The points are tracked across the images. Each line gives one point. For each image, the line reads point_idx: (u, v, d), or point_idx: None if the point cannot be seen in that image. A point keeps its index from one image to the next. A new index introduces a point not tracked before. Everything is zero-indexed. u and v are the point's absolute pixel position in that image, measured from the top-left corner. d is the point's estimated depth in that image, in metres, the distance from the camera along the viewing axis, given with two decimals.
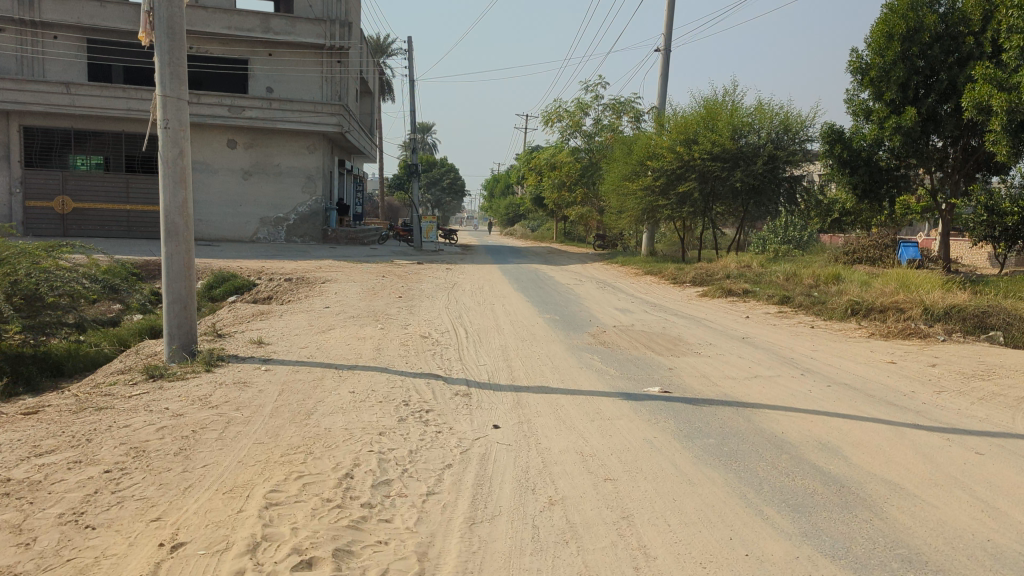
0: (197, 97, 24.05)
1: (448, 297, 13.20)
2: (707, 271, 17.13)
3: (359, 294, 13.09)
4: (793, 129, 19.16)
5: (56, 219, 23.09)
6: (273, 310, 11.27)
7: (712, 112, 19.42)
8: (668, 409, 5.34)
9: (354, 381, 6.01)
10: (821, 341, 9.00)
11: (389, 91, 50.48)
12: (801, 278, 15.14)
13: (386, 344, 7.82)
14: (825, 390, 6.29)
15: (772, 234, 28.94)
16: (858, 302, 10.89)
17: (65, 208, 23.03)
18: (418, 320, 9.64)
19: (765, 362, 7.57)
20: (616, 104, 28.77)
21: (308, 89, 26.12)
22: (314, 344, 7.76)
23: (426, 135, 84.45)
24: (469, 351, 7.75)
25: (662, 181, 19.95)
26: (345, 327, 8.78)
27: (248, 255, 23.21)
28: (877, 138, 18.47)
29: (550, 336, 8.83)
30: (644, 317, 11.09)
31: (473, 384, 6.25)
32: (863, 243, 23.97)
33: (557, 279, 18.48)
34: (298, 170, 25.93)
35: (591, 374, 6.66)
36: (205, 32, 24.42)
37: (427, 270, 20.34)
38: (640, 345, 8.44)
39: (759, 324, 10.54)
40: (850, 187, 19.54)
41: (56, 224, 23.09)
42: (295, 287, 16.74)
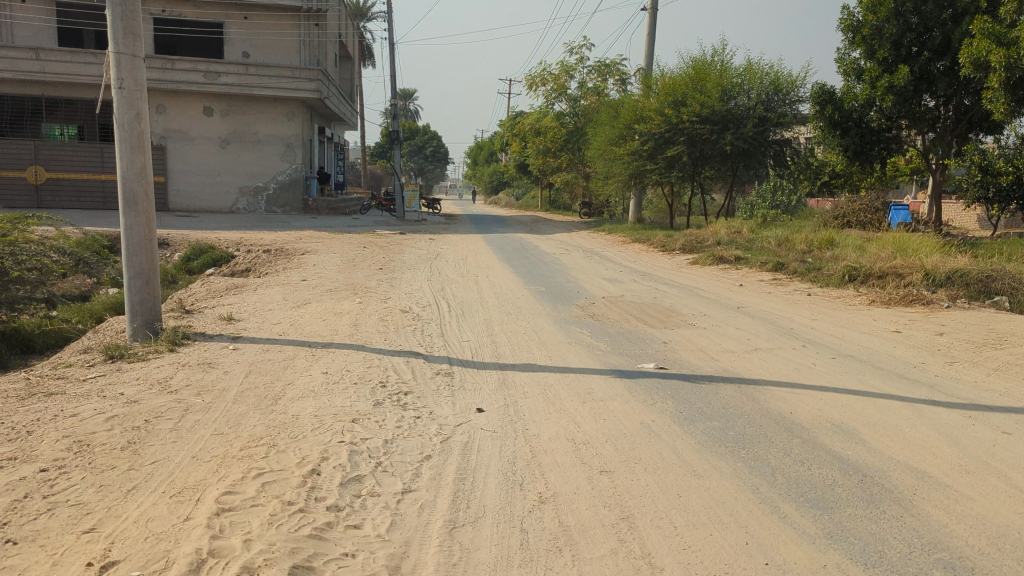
0: (171, 63, 23.26)
1: (430, 268, 12.76)
2: (697, 238, 16.75)
3: (337, 266, 12.61)
4: (783, 90, 18.75)
5: (30, 190, 22.33)
6: (248, 283, 10.79)
7: (700, 72, 18.92)
8: (666, 389, 4.97)
9: (328, 362, 5.59)
10: (819, 310, 8.66)
11: (369, 57, 49.50)
12: (794, 243, 14.78)
13: (364, 319, 7.40)
14: (830, 364, 5.94)
15: (760, 199, 28.59)
16: (855, 269, 10.56)
17: (39, 178, 22.30)
18: (399, 293, 9.22)
19: (764, 333, 7.20)
20: (601, 66, 28.16)
21: (286, 54, 25.37)
22: (288, 320, 7.32)
23: (409, 102, 83.29)
24: (452, 326, 7.36)
25: (649, 145, 19.47)
26: (322, 302, 8.35)
27: (227, 226, 22.63)
28: (869, 98, 18.07)
29: (537, 308, 8.45)
30: (634, 287, 10.72)
31: (456, 363, 5.85)
32: (853, 207, 23.64)
33: (543, 247, 18.08)
34: (277, 138, 25.27)
35: (582, 349, 6.28)
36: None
37: (410, 240, 19.87)
38: (632, 317, 8.06)
39: (753, 293, 10.18)
40: (841, 150, 19.16)
41: (30, 195, 22.33)
42: (274, 258, 16.24)
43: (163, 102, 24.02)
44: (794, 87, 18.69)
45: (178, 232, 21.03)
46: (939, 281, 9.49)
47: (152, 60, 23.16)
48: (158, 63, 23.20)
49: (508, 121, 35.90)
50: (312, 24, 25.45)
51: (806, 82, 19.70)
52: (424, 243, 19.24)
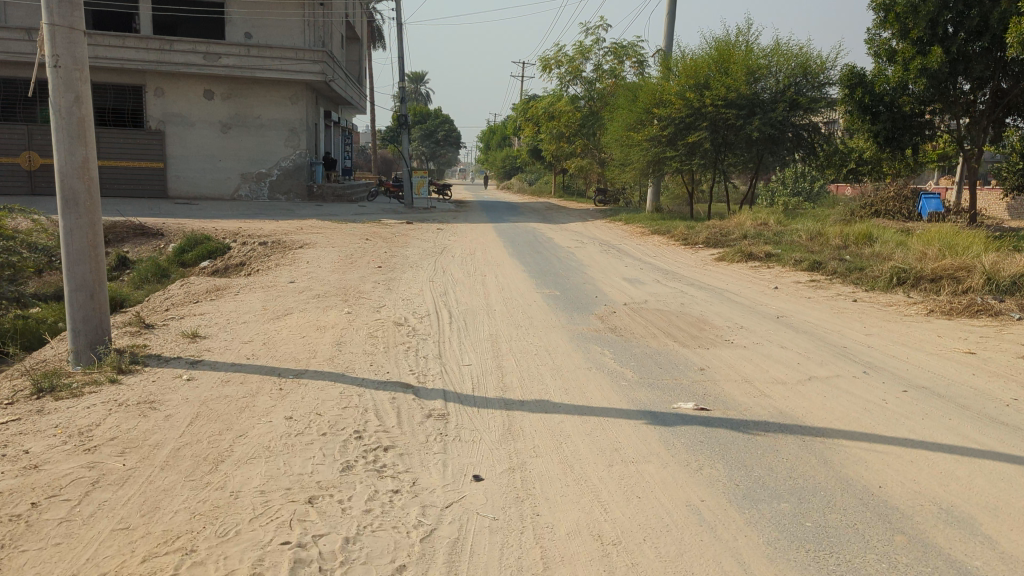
0: (169, 44, 22.24)
1: (434, 266, 11.75)
2: (722, 232, 15.68)
3: (333, 263, 11.62)
4: (811, 72, 17.57)
5: (23, 176, 21.38)
6: (232, 285, 9.81)
7: (724, 54, 17.79)
8: (712, 447, 3.96)
9: (296, 401, 4.60)
10: (871, 321, 7.62)
11: (378, 38, 48.35)
12: (828, 238, 13.71)
13: (349, 336, 6.40)
14: (906, 401, 4.90)
15: (782, 185, 27.45)
16: (905, 271, 9.52)
17: (33, 164, 21.35)
18: (395, 299, 8.21)
19: (815, 355, 6.16)
20: (617, 47, 26.97)
21: (289, 35, 24.27)
22: (262, 337, 6.34)
23: (419, 85, 82.04)
24: (453, 344, 6.35)
25: (669, 130, 18.33)
26: (306, 312, 7.35)
27: (227, 215, 21.71)
28: (901, 81, 16.92)
29: (550, 319, 7.43)
30: (658, 290, 9.68)
31: (451, 398, 4.84)
32: (881, 195, 22.46)
33: (556, 239, 17.03)
34: (279, 122, 24.23)
35: (604, 380, 5.26)
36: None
37: (416, 232, 18.90)
38: (659, 331, 7.03)
39: (791, 299, 9.14)
40: (871, 135, 17.97)
41: (23, 182, 21.37)
42: (271, 253, 15.27)
43: (161, 85, 23.04)
44: (824, 69, 17.50)
45: (175, 222, 20.11)
46: (1004, 288, 8.42)
47: (149, 40, 22.15)
48: (156, 44, 22.19)
49: (520, 105, 34.73)
50: (316, 4, 24.32)
51: (837, 64, 18.51)
52: (431, 235, 18.23)
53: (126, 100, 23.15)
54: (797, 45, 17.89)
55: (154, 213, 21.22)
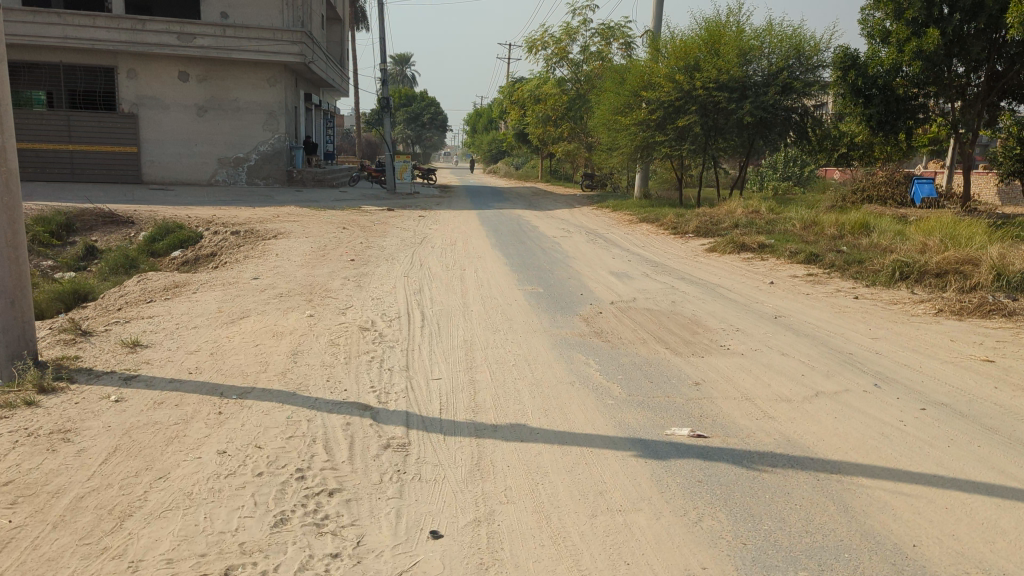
0: (142, 24, 21.42)
1: (411, 258, 11.17)
2: (713, 220, 15.15)
3: (304, 256, 11.02)
4: (804, 54, 16.95)
5: None
6: (192, 281, 9.18)
7: (715, 35, 17.21)
8: (713, 488, 3.38)
9: (234, 428, 3.99)
10: (875, 322, 7.08)
11: (362, 20, 47.44)
12: (823, 227, 13.19)
13: (308, 345, 5.80)
14: (927, 422, 4.34)
15: (772, 170, 26.97)
16: (907, 265, 9.01)
17: None
18: (363, 299, 7.62)
19: (820, 364, 5.61)
20: (604, 29, 26.30)
21: (267, 15, 23.43)
22: (211, 346, 5.73)
23: (405, 67, 81.05)
24: (423, 353, 5.76)
25: (658, 113, 17.76)
26: (264, 315, 6.73)
27: (203, 201, 20.95)
28: (895, 64, 16.37)
29: (531, 321, 6.85)
30: (648, 286, 9.13)
31: (415, 425, 4.24)
32: (873, 180, 21.94)
33: (541, 227, 16.47)
34: (257, 105, 23.42)
35: (589, 399, 4.68)
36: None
37: (396, 220, 18.26)
38: (649, 335, 6.45)
39: (787, 296, 8.62)
40: (864, 119, 17.41)
41: None
42: (243, 243, 14.63)
43: (133, 67, 22.23)
44: (817, 51, 16.89)
45: (147, 209, 19.36)
46: (1016, 284, 7.89)
47: (121, 20, 21.33)
48: (127, 24, 21.37)
49: (505, 89, 33.99)
50: None
51: (831, 45, 17.93)
52: (412, 223, 17.60)
53: (97, 83, 22.31)
54: (789, 26, 17.29)
55: (126, 199, 20.47)
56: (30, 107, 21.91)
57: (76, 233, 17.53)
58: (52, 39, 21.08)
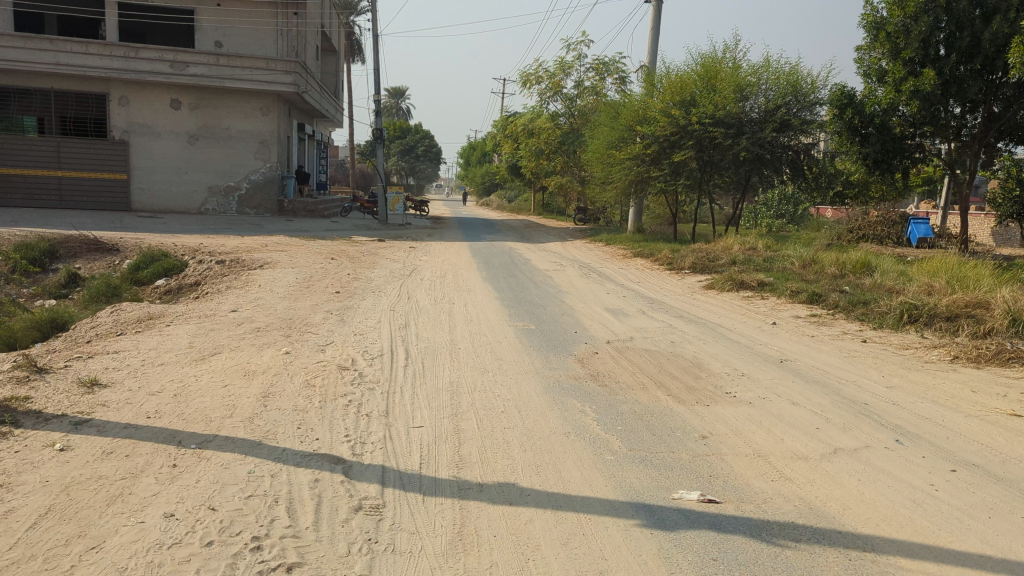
0: (135, 51, 21.16)
1: (399, 291, 10.76)
2: (709, 256, 14.80)
3: (289, 287, 10.60)
4: (801, 92, 16.66)
5: None
6: (168, 312, 8.73)
7: (711, 71, 17.01)
8: (727, 569, 2.94)
9: (186, 486, 3.54)
10: (889, 368, 6.67)
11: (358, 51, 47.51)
12: (823, 266, 12.83)
13: (281, 386, 5.35)
14: (960, 487, 3.92)
15: (766, 207, 26.75)
16: (916, 307, 8.64)
17: None
18: (345, 335, 7.18)
19: (834, 416, 5.18)
20: (599, 64, 26.20)
21: (261, 44, 23.21)
22: (176, 387, 5.26)
23: (400, 99, 81.28)
24: (405, 397, 5.31)
25: (654, 148, 17.51)
26: (237, 351, 6.28)
27: (192, 229, 20.53)
28: (892, 104, 16.11)
29: (523, 363, 6.42)
30: (645, 325, 8.72)
31: (392, 482, 3.79)
32: (868, 219, 21.69)
33: (534, 261, 16.08)
34: (249, 133, 23.10)
35: (586, 454, 4.23)
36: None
37: (387, 251, 17.88)
38: (649, 380, 6.03)
39: (792, 339, 8.21)
40: (860, 158, 17.12)
41: None
42: (227, 272, 14.20)
43: (125, 93, 21.93)
44: (815, 89, 16.61)
45: (132, 235, 18.92)
46: None
47: (114, 47, 21.07)
48: (120, 51, 21.11)
49: (499, 122, 33.80)
50: (290, 14, 23.38)
51: (827, 84, 17.71)
52: (402, 254, 17.20)
53: (87, 108, 21.99)
54: (786, 64, 17.05)
55: (113, 226, 20.01)
56: (19, 131, 21.54)
57: (59, 259, 17.05)
58: (44, 65, 20.80)
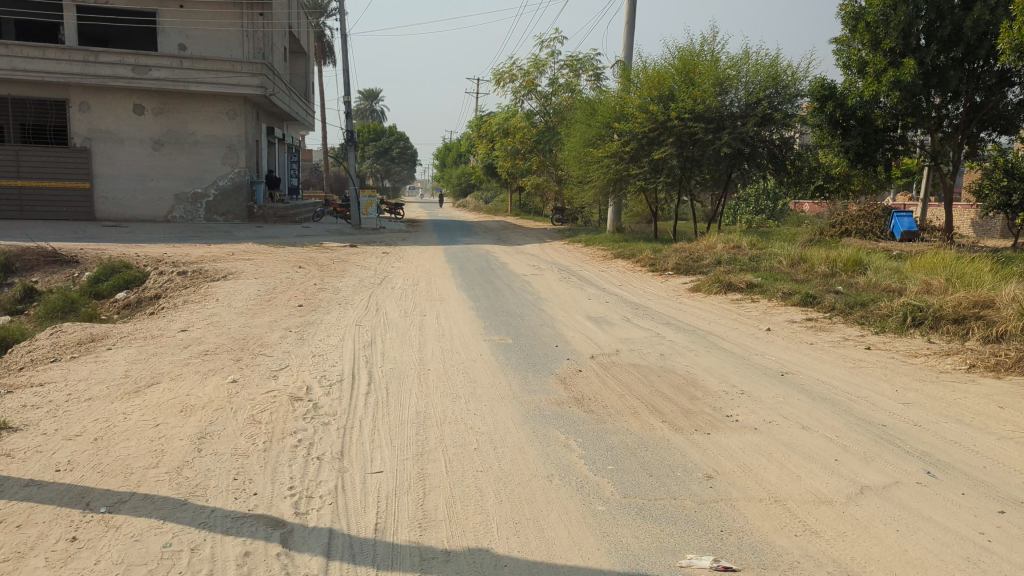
0: (95, 55, 20.27)
1: (369, 302, 10.08)
2: (693, 256, 14.22)
3: (251, 300, 9.89)
4: (782, 84, 15.96)
5: None
6: (116, 332, 7.97)
7: (689, 64, 16.42)
8: None
9: (83, 572, 2.87)
10: (901, 381, 6.08)
11: (329, 54, 46.70)
12: (812, 264, 12.29)
13: (224, 424, 4.67)
14: (1016, 535, 3.29)
15: (744, 203, 26.36)
16: (920, 309, 8.09)
17: None
18: (303, 357, 6.49)
19: (853, 444, 4.57)
20: (573, 60, 25.62)
21: (227, 46, 22.38)
22: (100, 427, 4.55)
23: (374, 101, 80.47)
24: (364, 434, 4.64)
25: (632, 146, 16.93)
26: (179, 379, 5.57)
27: (157, 238, 19.68)
28: (873, 95, 15.59)
29: (499, 386, 5.76)
30: (632, 335, 8.10)
31: (339, 551, 3.14)
32: (850, 214, 21.28)
33: (512, 264, 15.44)
34: (216, 138, 22.26)
35: (574, 506, 3.58)
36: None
37: (359, 257, 17.17)
38: (640, 404, 5.40)
39: (790, 347, 7.63)
40: (842, 152, 16.60)
41: None
42: (190, 283, 13.43)
43: (86, 99, 21.03)
44: (795, 81, 15.95)
45: (93, 246, 18.02)
46: None
47: (72, 51, 20.18)
48: (79, 56, 20.22)
49: (473, 122, 33.17)
50: (256, 14, 22.53)
51: (807, 76, 17.19)
52: (374, 260, 16.50)
53: (46, 115, 21.09)
54: (765, 57, 16.39)
55: (74, 236, 19.13)
56: None
57: (15, 273, 16.10)
58: None
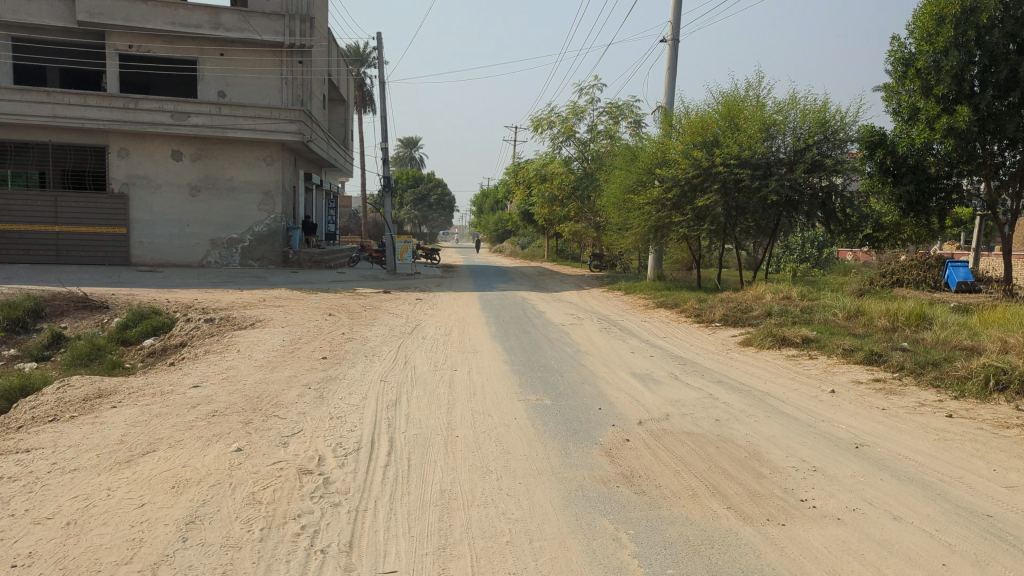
0: (135, 102, 20.28)
1: (399, 354, 9.48)
2: (741, 307, 13.45)
3: (275, 352, 9.31)
4: (831, 130, 15.16)
5: None
6: (127, 386, 7.40)
7: (733, 109, 15.78)
8: None
9: None
10: (998, 459, 5.30)
11: (370, 102, 47.13)
12: (871, 317, 11.46)
13: (221, 503, 4.07)
14: None
15: (787, 251, 25.52)
16: (1004, 371, 7.27)
17: None
18: (319, 420, 5.87)
19: (959, 545, 3.84)
20: (613, 107, 25.21)
21: (266, 94, 22.31)
22: (77, 508, 3.94)
23: (413, 149, 81.21)
24: (380, 520, 4.01)
25: (673, 192, 16.30)
26: (179, 448, 4.96)
27: (191, 283, 19.36)
28: (926, 142, 14.79)
29: (536, 458, 5.09)
30: (682, 396, 7.38)
31: None
32: (901, 263, 20.16)
33: (550, 313, 14.78)
34: (253, 184, 22.09)
35: None
36: (145, 28, 20.57)
37: (392, 304, 16.65)
38: (700, 486, 4.70)
39: (859, 413, 6.85)
40: (894, 200, 15.84)
41: None
42: (216, 331, 12.93)
43: (125, 145, 21.00)
44: (845, 126, 15.12)
45: (124, 291, 17.69)
46: None
47: (113, 98, 20.20)
48: (119, 102, 20.24)
49: (511, 168, 32.89)
50: (295, 61, 22.47)
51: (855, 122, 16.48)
52: (407, 308, 15.96)
53: (86, 161, 21.07)
54: (813, 102, 15.62)
55: (109, 281, 18.89)
56: (19, 186, 20.67)
57: (44, 319, 15.69)
58: (41, 117, 19.90)
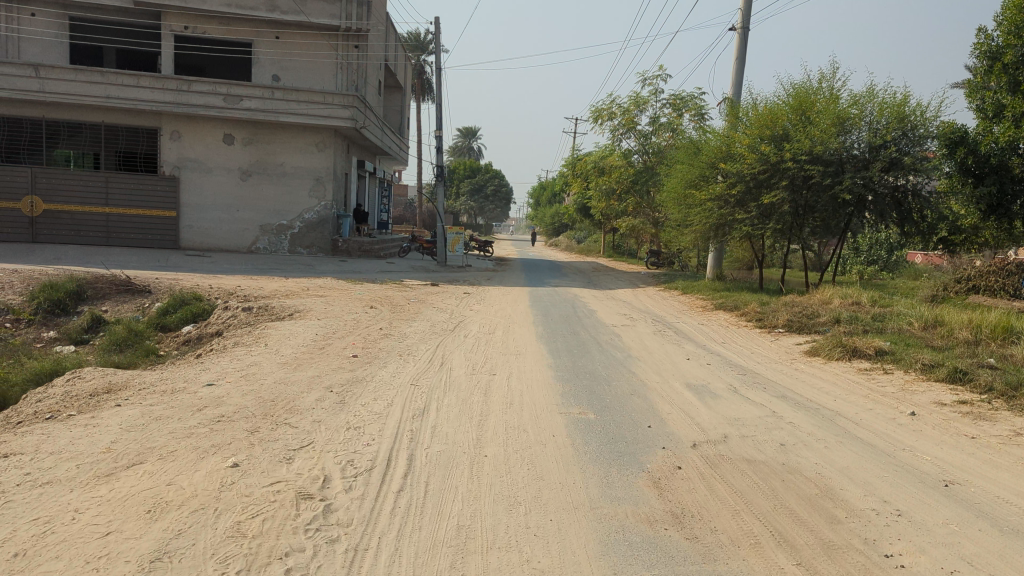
0: (188, 84, 20.06)
1: (435, 354, 8.87)
2: (806, 312, 12.56)
3: (305, 347, 8.79)
4: (910, 126, 13.72)
5: (26, 223, 20.36)
6: (141, 380, 6.93)
7: (804, 101, 14.71)
8: None
9: None
10: None
11: (429, 90, 46.78)
12: (950, 328, 10.48)
13: (198, 534, 3.49)
14: None
15: (855, 254, 24.31)
16: None
17: (36, 210, 20.35)
18: (334, 431, 5.27)
19: None
20: (676, 99, 24.25)
21: (320, 78, 21.93)
22: (30, 535, 3.40)
23: (471, 139, 80.83)
24: (379, 564, 3.37)
25: (738, 188, 15.41)
26: (169, 460, 4.41)
27: (237, 269, 19.12)
28: (1012, 141, 13.60)
29: (572, 489, 4.40)
30: (744, 414, 6.59)
31: None
32: (977, 268, 18.78)
33: (601, 312, 14.07)
34: (304, 170, 21.74)
35: None
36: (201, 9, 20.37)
37: (437, 297, 16.09)
38: (764, 532, 3.97)
39: (948, 441, 5.99)
40: (974, 204, 14.63)
41: (23, 229, 20.31)
42: (253, 321, 12.52)
43: (178, 128, 20.84)
44: (925, 121, 13.73)
45: (169, 275, 17.49)
46: None
47: (167, 80, 20.01)
48: (173, 84, 20.04)
49: (568, 161, 32.10)
50: (351, 46, 22.04)
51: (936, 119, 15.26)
52: (453, 302, 15.38)
53: (138, 143, 20.98)
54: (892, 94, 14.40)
55: (156, 264, 18.75)
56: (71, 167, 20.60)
57: (87, 301, 15.52)
58: (93, 98, 19.74)
